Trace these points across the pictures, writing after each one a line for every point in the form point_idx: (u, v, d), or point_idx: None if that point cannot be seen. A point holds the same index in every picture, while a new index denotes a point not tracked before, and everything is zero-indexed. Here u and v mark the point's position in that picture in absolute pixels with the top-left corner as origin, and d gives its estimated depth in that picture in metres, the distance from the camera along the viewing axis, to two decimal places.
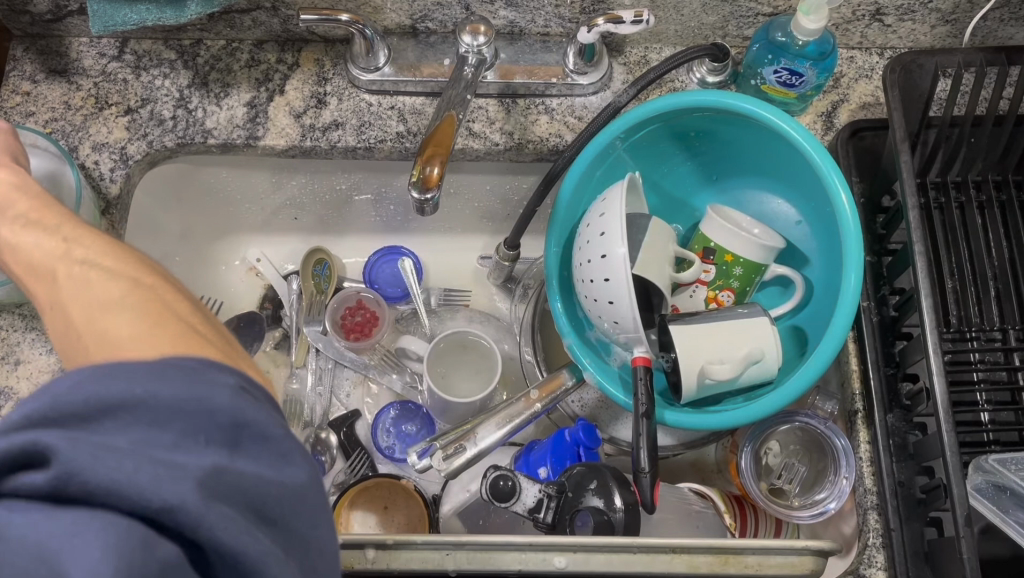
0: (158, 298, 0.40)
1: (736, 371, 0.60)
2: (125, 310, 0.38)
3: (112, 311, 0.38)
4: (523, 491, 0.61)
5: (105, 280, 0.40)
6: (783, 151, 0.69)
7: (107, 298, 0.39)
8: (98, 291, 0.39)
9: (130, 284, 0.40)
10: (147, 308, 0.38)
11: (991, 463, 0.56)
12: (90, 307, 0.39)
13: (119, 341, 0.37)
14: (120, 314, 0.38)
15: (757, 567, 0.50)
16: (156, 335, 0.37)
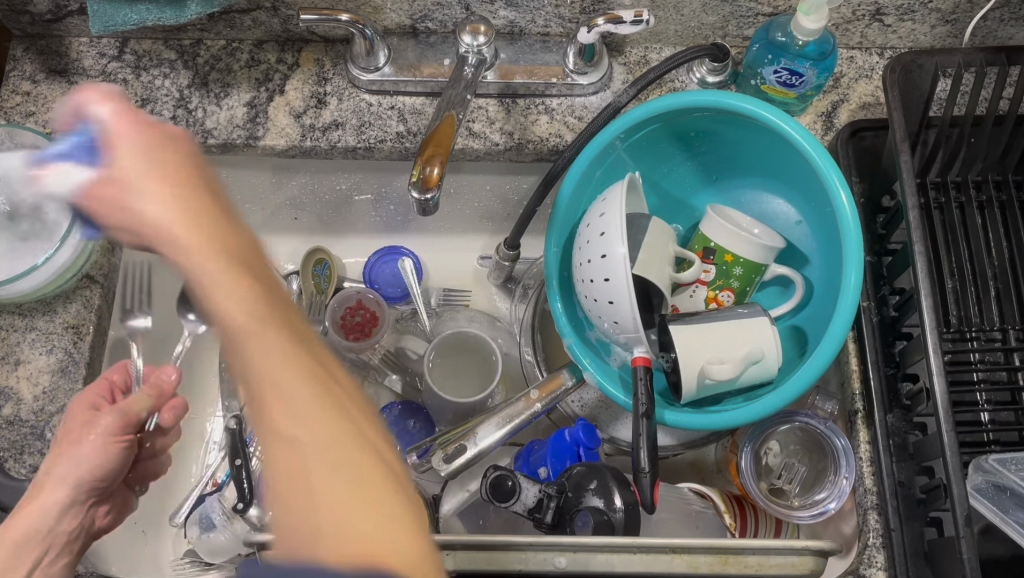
0: (309, 354, 0.41)
1: (735, 371, 0.60)
2: (279, 377, 0.39)
3: (261, 358, 0.39)
4: (523, 491, 0.61)
5: (258, 319, 0.40)
6: (784, 152, 0.69)
7: (263, 357, 0.39)
8: (255, 340, 0.39)
9: (286, 339, 0.40)
10: (302, 378, 0.39)
11: (991, 463, 0.56)
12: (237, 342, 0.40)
13: (262, 379, 0.39)
14: (274, 379, 0.39)
15: (758, 567, 0.50)
16: (311, 420, 0.38)
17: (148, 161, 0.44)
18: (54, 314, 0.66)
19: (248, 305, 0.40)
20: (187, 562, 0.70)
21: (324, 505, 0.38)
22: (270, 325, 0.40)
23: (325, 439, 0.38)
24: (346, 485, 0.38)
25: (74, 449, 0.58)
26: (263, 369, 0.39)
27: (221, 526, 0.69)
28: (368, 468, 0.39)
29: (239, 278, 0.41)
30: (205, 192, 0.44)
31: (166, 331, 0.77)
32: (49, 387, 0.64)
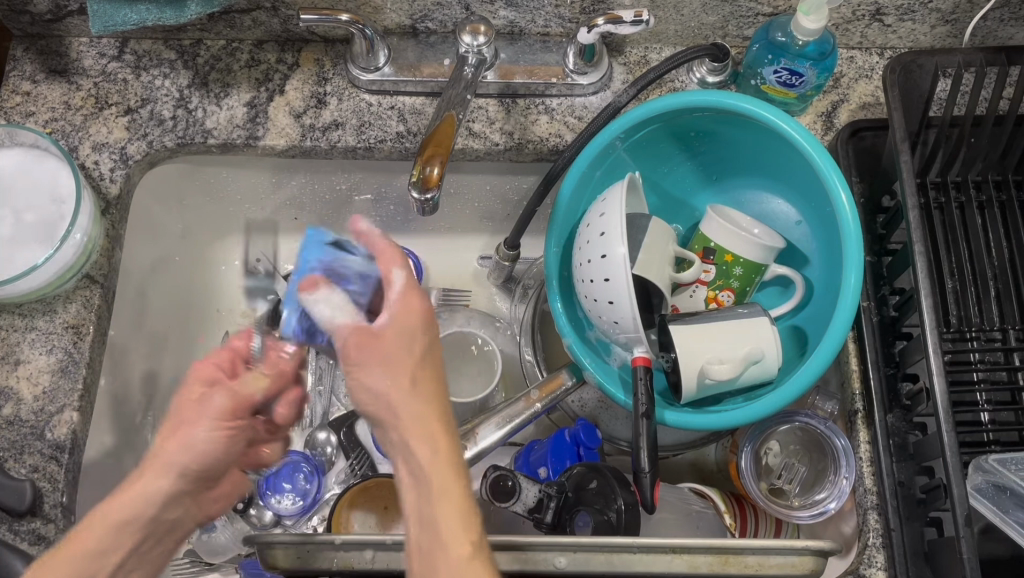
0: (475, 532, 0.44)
1: (735, 371, 0.60)
2: (436, 477, 0.44)
3: (422, 456, 0.45)
4: (523, 491, 0.61)
5: (427, 419, 0.46)
6: (784, 152, 0.69)
7: (423, 458, 0.45)
8: (417, 437, 0.45)
9: (444, 438, 0.46)
10: (453, 480, 0.44)
11: (991, 463, 0.56)
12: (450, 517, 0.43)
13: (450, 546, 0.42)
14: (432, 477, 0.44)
15: (758, 567, 0.49)
16: (449, 517, 0.43)
17: (417, 321, 0.49)
18: (54, 314, 0.66)
19: (423, 407, 0.46)
20: (186, 561, 0.72)
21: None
22: (432, 423, 0.46)
23: (464, 537, 0.43)
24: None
25: (186, 433, 0.51)
26: (423, 469, 0.44)
27: (221, 526, 0.72)
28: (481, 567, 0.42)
29: (426, 392, 0.47)
30: (421, 337, 0.49)
31: (167, 332, 0.78)
32: (49, 387, 0.64)
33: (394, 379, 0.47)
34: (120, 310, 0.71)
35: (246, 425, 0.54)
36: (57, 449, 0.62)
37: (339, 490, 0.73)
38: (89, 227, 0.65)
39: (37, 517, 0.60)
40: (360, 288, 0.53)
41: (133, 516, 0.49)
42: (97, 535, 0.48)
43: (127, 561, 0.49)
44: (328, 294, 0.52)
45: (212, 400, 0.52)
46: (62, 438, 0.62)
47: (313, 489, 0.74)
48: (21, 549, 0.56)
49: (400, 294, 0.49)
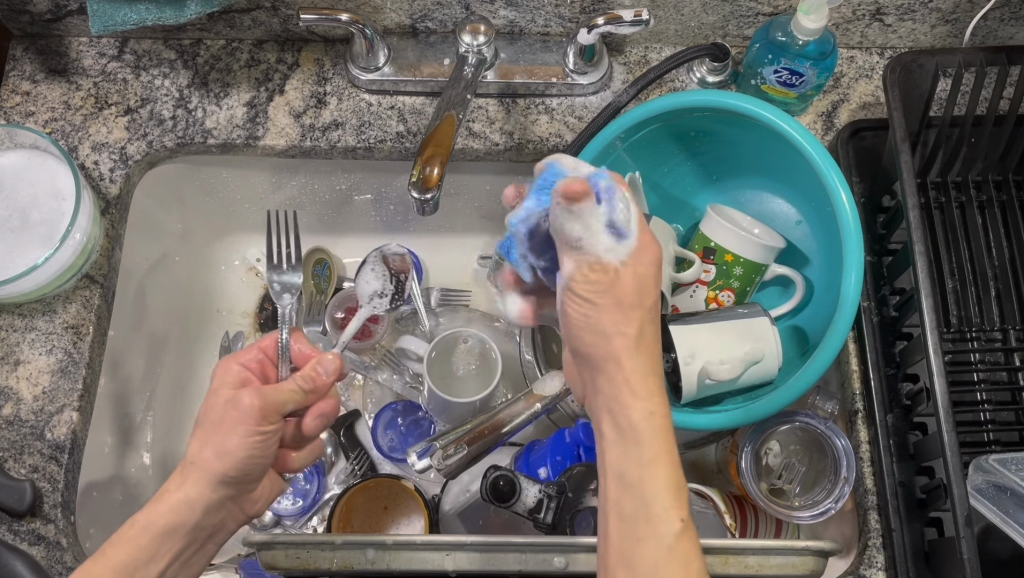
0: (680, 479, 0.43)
1: (735, 372, 0.61)
2: (649, 437, 0.44)
3: (639, 416, 0.44)
4: (523, 491, 0.61)
5: (644, 382, 0.46)
6: (783, 151, 0.69)
7: (654, 416, 0.45)
8: (635, 398, 0.45)
9: (653, 406, 0.46)
10: (658, 452, 0.43)
11: (990, 463, 0.56)
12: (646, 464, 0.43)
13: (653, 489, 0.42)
14: (647, 445, 0.43)
15: (758, 567, 0.50)
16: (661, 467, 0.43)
17: (649, 275, 0.50)
18: (54, 315, 0.66)
19: (645, 385, 0.46)
20: None
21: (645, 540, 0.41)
22: (643, 389, 0.46)
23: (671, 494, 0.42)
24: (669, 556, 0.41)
25: (219, 439, 0.51)
26: (646, 417, 0.44)
27: None
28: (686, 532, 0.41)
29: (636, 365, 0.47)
30: (648, 293, 0.50)
31: (166, 332, 0.78)
32: (49, 387, 0.64)
33: (627, 342, 0.48)
34: (120, 309, 0.71)
35: (279, 429, 0.53)
36: (57, 449, 0.62)
37: (341, 490, 0.73)
38: (89, 227, 0.65)
39: (37, 517, 0.60)
40: (610, 237, 0.50)
41: (178, 522, 0.50)
42: (142, 540, 0.48)
43: (170, 563, 0.51)
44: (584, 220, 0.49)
45: (242, 402, 0.51)
46: (62, 438, 0.62)
47: (313, 489, 0.74)
48: (21, 549, 0.56)
49: (640, 239, 0.51)
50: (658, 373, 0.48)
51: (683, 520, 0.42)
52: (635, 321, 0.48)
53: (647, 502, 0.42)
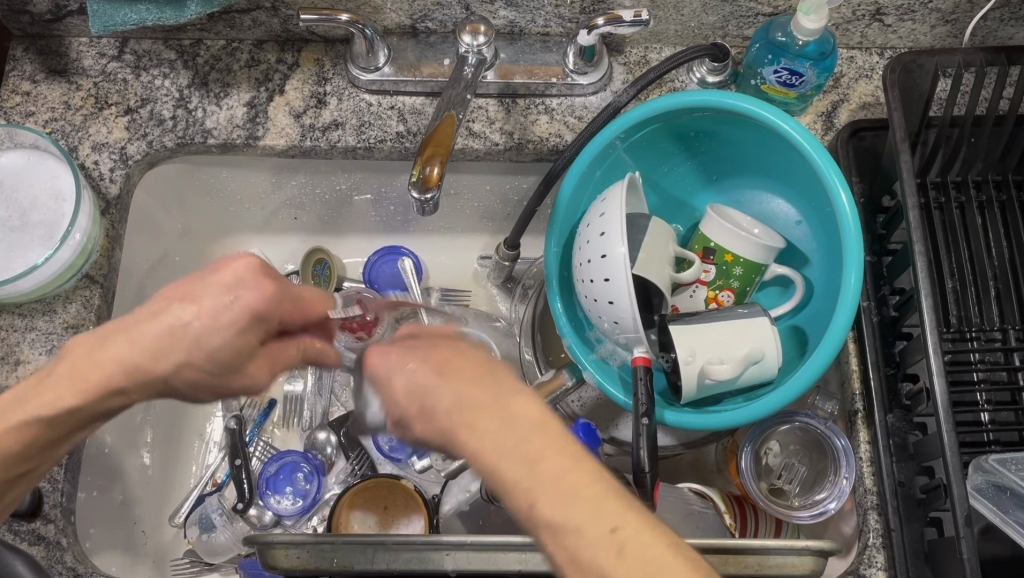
0: (535, 469, 0.37)
1: (736, 371, 0.60)
2: (489, 440, 0.38)
3: (469, 441, 0.39)
4: None
5: (461, 401, 0.40)
6: (784, 151, 0.69)
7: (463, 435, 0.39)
8: (449, 415, 0.40)
9: (505, 412, 0.39)
10: (492, 443, 0.38)
11: (991, 463, 0.56)
12: (487, 455, 0.38)
13: (512, 481, 0.37)
14: (484, 442, 0.38)
15: (757, 567, 0.50)
16: (500, 460, 0.38)
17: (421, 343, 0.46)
18: (54, 315, 0.66)
19: (450, 392, 0.41)
20: (186, 561, 0.72)
21: (540, 509, 0.36)
22: (483, 403, 0.39)
23: (518, 471, 0.37)
24: (568, 512, 0.36)
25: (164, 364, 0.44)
26: (450, 428, 0.40)
27: (221, 526, 0.72)
28: (543, 506, 0.36)
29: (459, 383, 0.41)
30: (431, 347, 0.44)
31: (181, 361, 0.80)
32: None
33: (432, 396, 0.42)
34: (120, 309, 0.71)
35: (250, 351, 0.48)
36: None
37: (341, 490, 0.73)
38: (89, 227, 0.65)
39: (38, 517, 0.60)
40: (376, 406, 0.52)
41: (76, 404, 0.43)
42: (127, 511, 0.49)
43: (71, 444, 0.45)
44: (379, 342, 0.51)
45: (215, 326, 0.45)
46: None
47: (313, 489, 0.73)
48: (21, 550, 0.55)
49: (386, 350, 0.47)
50: (477, 379, 0.41)
51: (535, 496, 0.36)
52: (423, 368, 0.43)
53: (527, 479, 0.37)
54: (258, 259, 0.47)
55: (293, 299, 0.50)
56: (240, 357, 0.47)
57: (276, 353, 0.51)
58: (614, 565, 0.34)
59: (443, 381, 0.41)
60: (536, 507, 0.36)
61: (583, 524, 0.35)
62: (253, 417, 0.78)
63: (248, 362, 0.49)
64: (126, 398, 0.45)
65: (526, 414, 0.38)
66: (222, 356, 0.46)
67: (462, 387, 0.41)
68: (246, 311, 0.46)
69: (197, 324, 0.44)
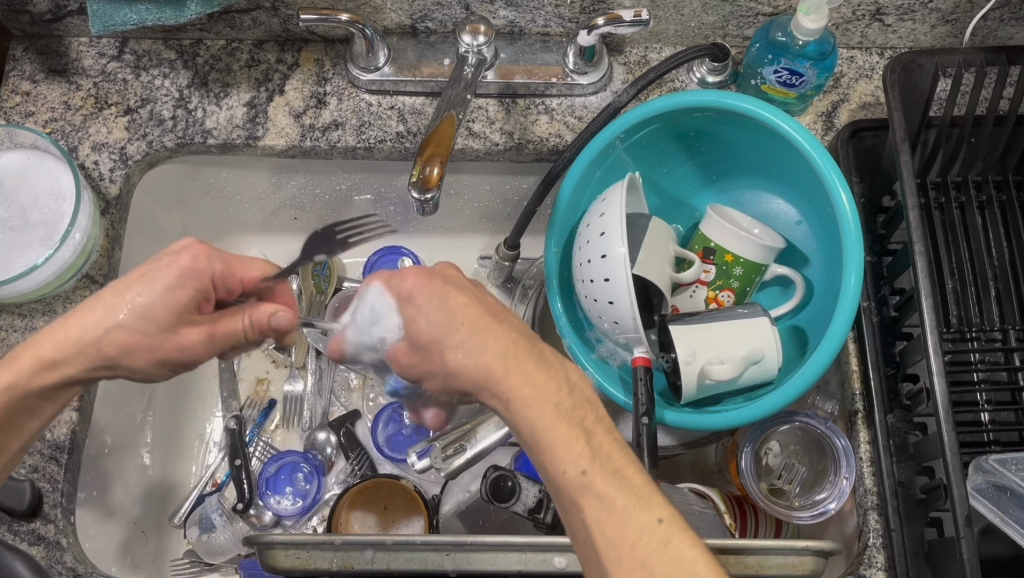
0: (587, 443, 0.43)
1: (736, 371, 0.60)
2: (544, 407, 0.44)
3: (523, 395, 0.44)
4: (523, 492, 0.63)
5: (510, 361, 0.45)
6: (783, 151, 0.69)
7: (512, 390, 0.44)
8: (499, 367, 0.45)
9: (561, 387, 0.45)
10: (541, 403, 0.44)
11: (991, 463, 0.56)
12: (540, 423, 0.44)
13: (566, 459, 0.43)
14: (536, 404, 0.44)
15: (757, 567, 0.50)
16: (554, 425, 0.43)
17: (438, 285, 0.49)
18: (54, 315, 0.66)
19: (492, 349, 0.46)
20: (186, 561, 0.72)
21: (589, 479, 0.42)
22: (531, 372, 0.45)
23: (574, 447, 0.43)
24: (617, 491, 0.41)
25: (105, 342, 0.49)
26: (500, 380, 0.45)
27: (221, 526, 0.72)
28: (596, 479, 0.42)
29: (504, 337, 0.46)
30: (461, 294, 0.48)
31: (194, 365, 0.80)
32: None
33: (459, 343, 0.46)
34: None
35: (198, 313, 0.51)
36: (57, 449, 0.62)
37: (341, 490, 0.73)
38: (89, 227, 0.65)
39: (37, 517, 0.60)
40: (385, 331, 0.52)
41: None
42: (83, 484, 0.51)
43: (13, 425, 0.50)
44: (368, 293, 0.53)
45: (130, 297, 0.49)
46: (62, 438, 0.62)
47: (313, 489, 0.73)
48: (20, 549, 0.55)
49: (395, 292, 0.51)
50: (532, 342, 0.47)
51: (587, 469, 0.42)
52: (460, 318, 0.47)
53: (581, 450, 0.43)
54: (199, 241, 0.51)
55: (229, 266, 0.53)
56: (178, 319, 0.50)
57: (217, 320, 0.52)
58: (655, 554, 0.40)
59: (477, 334, 0.46)
60: (588, 477, 0.42)
61: (628, 507, 0.41)
62: (253, 417, 0.78)
63: (191, 326, 0.51)
64: (58, 372, 0.49)
65: (581, 393, 0.46)
66: (158, 316, 0.49)
67: (508, 347, 0.46)
68: (175, 270, 0.49)
69: (143, 300, 0.49)
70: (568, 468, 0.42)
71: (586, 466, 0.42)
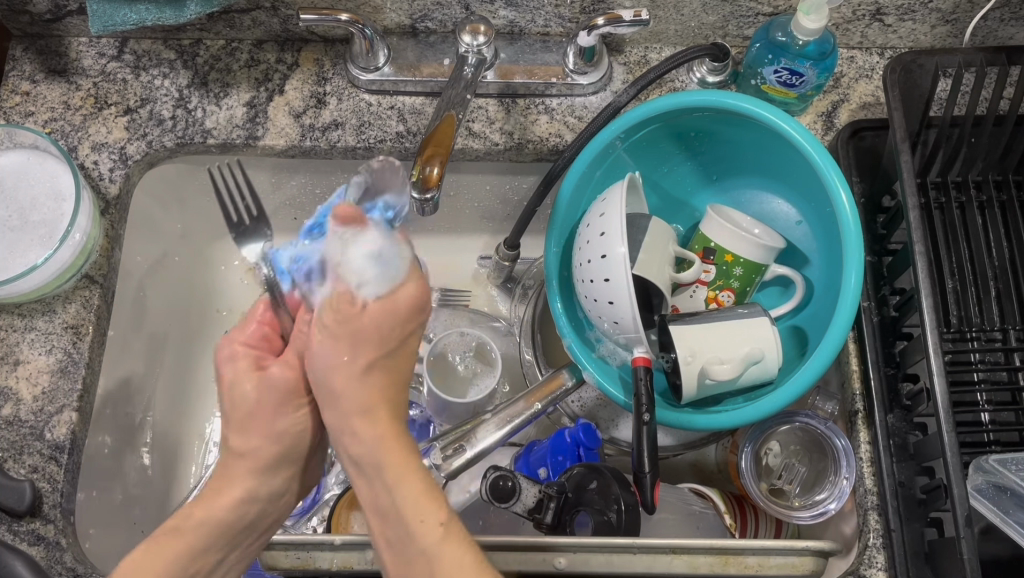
0: (420, 479, 0.49)
1: (736, 371, 0.60)
2: (385, 451, 0.51)
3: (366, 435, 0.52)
4: (523, 491, 0.60)
5: (366, 396, 0.54)
6: (784, 152, 0.69)
7: (377, 436, 0.51)
8: (355, 403, 0.53)
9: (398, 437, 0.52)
10: (402, 464, 0.50)
11: (991, 463, 0.56)
12: (387, 469, 0.50)
13: (402, 500, 0.48)
14: (387, 454, 0.50)
15: (757, 567, 0.50)
16: (405, 475, 0.49)
17: (401, 312, 0.56)
18: (54, 315, 0.66)
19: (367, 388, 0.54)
20: None
21: (422, 520, 0.47)
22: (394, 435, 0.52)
23: (414, 488, 0.48)
24: (459, 547, 0.46)
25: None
26: (377, 443, 0.51)
27: None
28: (444, 524, 0.47)
29: (381, 378, 0.55)
30: (393, 314, 0.56)
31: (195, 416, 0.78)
32: (49, 387, 0.64)
33: (355, 375, 0.54)
34: (120, 309, 0.71)
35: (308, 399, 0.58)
36: (57, 449, 0.62)
37: (341, 490, 0.73)
38: (89, 227, 0.65)
39: (37, 517, 0.60)
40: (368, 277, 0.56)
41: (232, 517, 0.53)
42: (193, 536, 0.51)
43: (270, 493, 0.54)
44: (352, 246, 0.56)
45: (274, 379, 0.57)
46: (62, 438, 0.62)
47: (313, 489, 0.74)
48: (21, 550, 0.55)
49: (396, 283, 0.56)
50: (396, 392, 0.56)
51: (443, 519, 0.47)
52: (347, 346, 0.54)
53: (416, 495, 0.48)
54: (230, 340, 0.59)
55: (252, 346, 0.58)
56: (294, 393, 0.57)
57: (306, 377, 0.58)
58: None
59: (368, 374, 0.55)
60: (423, 517, 0.47)
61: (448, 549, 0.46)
62: None
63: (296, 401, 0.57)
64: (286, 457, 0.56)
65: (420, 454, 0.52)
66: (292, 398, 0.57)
67: (387, 381, 0.55)
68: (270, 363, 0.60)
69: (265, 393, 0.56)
70: (399, 511, 0.48)
71: (445, 517, 0.47)
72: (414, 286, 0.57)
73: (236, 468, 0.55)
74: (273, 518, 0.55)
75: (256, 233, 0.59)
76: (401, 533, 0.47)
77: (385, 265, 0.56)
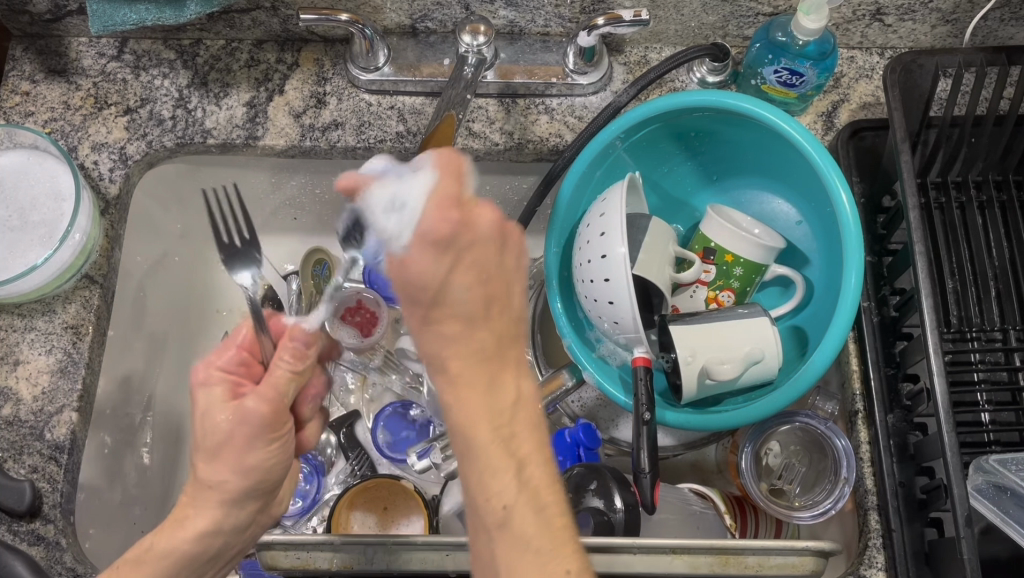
0: (508, 450, 0.43)
1: (736, 371, 0.60)
2: (472, 408, 0.44)
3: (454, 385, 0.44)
4: None
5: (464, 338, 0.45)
6: (785, 151, 0.69)
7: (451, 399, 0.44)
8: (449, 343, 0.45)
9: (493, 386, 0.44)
10: (482, 419, 0.43)
11: (991, 463, 0.56)
12: (466, 435, 0.44)
13: (486, 477, 0.43)
14: (471, 416, 0.43)
15: (758, 567, 0.50)
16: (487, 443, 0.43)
17: (434, 243, 0.45)
18: (54, 315, 0.66)
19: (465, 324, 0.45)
20: None
21: (509, 503, 0.42)
22: (474, 375, 0.44)
23: (494, 457, 0.43)
24: (533, 528, 0.42)
25: (239, 455, 0.49)
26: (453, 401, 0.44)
27: None
28: (517, 507, 0.42)
29: (477, 324, 0.45)
30: (457, 250, 0.45)
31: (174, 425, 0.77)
32: (49, 387, 0.64)
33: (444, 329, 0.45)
34: (120, 309, 0.71)
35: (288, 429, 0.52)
36: (57, 449, 0.62)
37: (341, 490, 0.73)
38: (89, 227, 0.65)
39: (37, 517, 0.60)
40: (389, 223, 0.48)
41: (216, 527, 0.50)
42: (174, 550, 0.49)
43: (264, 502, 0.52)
44: (371, 198, 0.50)
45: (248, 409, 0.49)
46: (62, 438, 0.62)
47: (313, 489, 0.74)
48: (21, 550, 0.55)
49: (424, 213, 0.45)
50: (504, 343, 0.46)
51: (512, 499, 0.42)
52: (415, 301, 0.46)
53: (501, 466, 0.43)
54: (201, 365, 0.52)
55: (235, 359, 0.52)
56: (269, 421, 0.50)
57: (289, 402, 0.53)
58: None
59: (456, 322, 0.45)
60: (506, 500, 0.42)
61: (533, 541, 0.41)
62: None
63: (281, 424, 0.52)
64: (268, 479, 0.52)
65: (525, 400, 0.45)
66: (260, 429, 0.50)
67: (476, 335, 0.45)
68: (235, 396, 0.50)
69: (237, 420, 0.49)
70: (486, 485, 0.43)
71: (513, 495, 0.42)
72: (451, 201, 0.45)
73: (203, 499, 0.50)
74: (237, 549, 0.53)
75: (245, 257, 0.58)
76: (478, 502, 0.43)
77: (405, 208, 0.47)
